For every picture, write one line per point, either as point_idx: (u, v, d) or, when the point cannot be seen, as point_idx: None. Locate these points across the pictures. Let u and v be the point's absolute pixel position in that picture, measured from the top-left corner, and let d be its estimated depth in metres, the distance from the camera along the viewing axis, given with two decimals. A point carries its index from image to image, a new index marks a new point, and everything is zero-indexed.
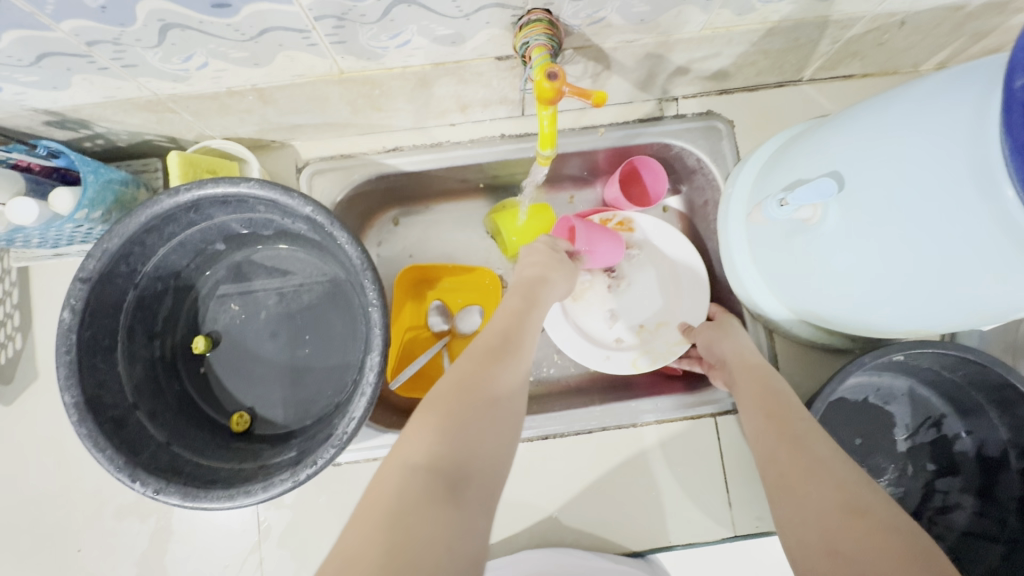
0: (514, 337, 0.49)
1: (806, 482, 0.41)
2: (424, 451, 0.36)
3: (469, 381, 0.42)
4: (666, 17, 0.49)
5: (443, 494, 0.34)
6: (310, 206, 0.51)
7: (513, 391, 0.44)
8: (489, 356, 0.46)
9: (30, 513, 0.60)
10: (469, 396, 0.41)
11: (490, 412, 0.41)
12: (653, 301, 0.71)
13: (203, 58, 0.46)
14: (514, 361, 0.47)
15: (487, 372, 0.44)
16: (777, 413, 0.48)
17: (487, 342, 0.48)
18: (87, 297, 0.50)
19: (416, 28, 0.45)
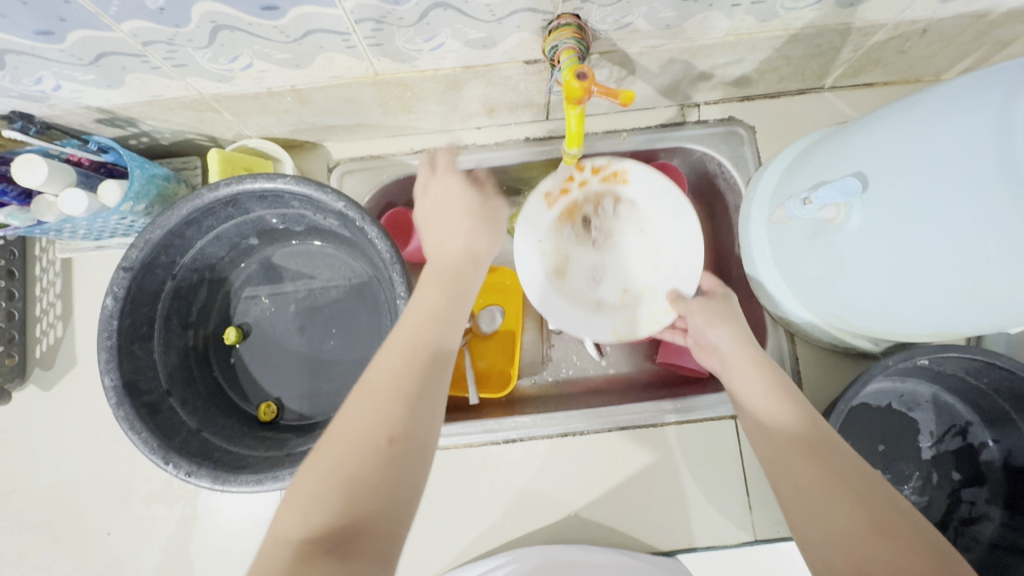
0: (425, 344, 0.43)
1: (828, 492, 0.40)
2: (302, 520, 0.35)
3: (356, 422, 0.39)
4: (690, 23, 0.50)
5: (321, 563, 0.32)
6: (342, 202, 0.53)
7: (417, 409, 0.40)
8: (385, 375, 0.41)
9: (63, 496, 0.62)
10: (360, 439, 0.38)
11: (386, 448, 0.38)
12: (641, 263, 0.64)
13: (248, 59, 0.48)
14: (421, 373, 0.42)
15: (379, 403, 0.40)
16: (786, 414, 0.46)
17: (385, 355, 0.43)
18: (128, 286, 0.53)
19: (450, 31, 0.47)
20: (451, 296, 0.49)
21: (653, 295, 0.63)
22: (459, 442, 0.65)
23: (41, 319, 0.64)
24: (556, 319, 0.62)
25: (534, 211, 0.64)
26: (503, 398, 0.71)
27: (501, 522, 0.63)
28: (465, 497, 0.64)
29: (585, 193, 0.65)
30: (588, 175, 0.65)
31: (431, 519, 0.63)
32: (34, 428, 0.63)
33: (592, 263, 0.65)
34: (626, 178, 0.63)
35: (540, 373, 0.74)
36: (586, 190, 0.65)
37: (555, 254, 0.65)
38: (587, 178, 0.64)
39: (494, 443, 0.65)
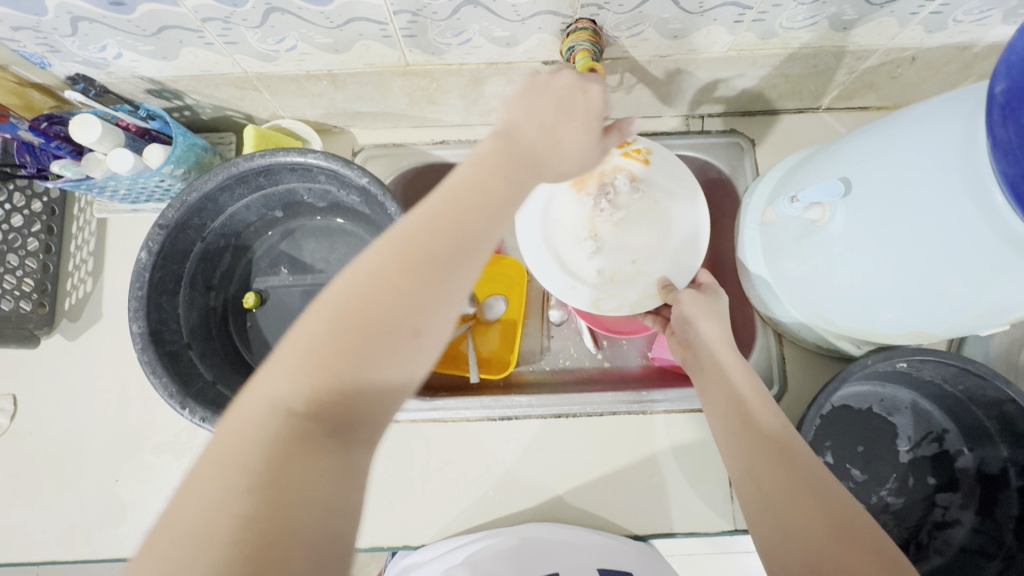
0: (476, 213, 0.36)
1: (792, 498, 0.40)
2: (301, 392, 0.31)
3: (378, 288, 0.33)
4: (697, 35, 0.55)
5: (319, 446, 0.30)
6: (366, 177, 0.57)
7: (451, 293, 0.34)
8: (423, 242, 0.34)
9: (77, 441, 0.65)
10: (389, 312, 0.32)
11: (406, 334, 0.33)
12: (641, 241, 0.68)
13: (293, 41, 0.53)
14: (465, 257, 0.35)
15: (409, 276, 0.33)
16: (754, 415, 0.47)
17: (421, 217, 0.35)
18: (160, 243, 0.57)
19: (477, 27, 0.52)
20: (508, 183, 0.38)
21: (646, 277, 0.67)
22: (458, 417, 0.67)
23: (73, 274, 0.68)
24: (546, 275, 0.66)
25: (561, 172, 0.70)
26: (501, 381, 0.74)
27: (492, 496, 0.65)
28: (459, 471, 0.66)
29: (605, 167, 0.70)
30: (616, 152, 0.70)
31: (424, 489, 0.66)
32: (55, 375, 0.66)
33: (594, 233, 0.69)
34: (647, 157, 0.69)
35: (538, 361, 0.77)
36: (609, 164, 0.70)
37: (562, 216, 0.70)
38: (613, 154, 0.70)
39: (490, 419, 0.68)
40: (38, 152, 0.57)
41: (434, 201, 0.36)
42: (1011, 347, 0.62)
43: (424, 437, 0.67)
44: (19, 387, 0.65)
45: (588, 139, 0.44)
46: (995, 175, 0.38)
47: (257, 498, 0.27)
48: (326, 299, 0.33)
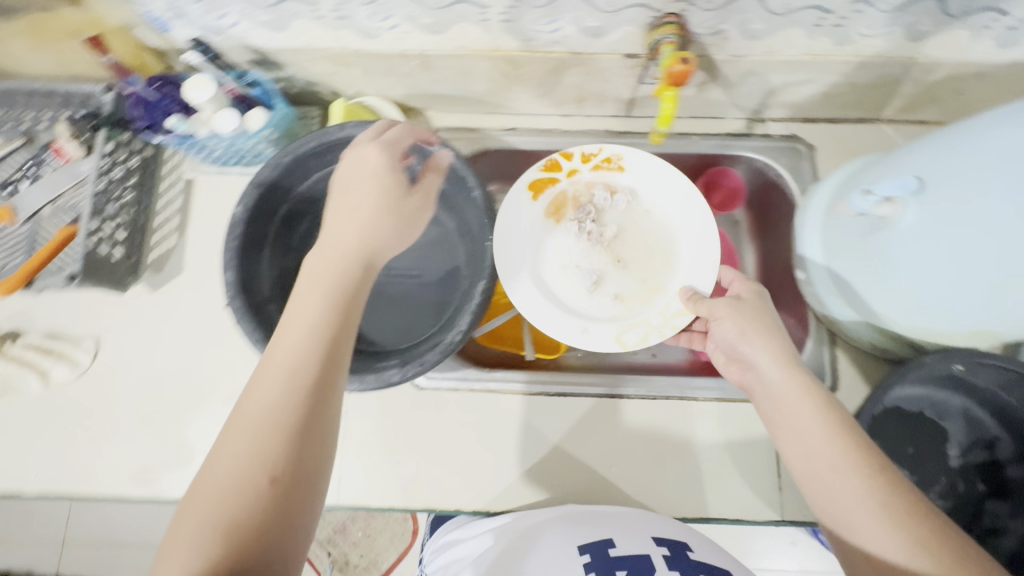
0: (323, 370, 0.44)
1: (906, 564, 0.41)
2: (186, 563, 0.35)
3: (239, 458, 0.39)
4: (774, 37, 0.58)
5: None
6: (448, 152, 0.61)
7: (330, 409, 0.43)
8: (279, 378, 0.43)
9: (153, 385, 0.69)
10: (245, 476, 0.39)
11: (294, 443, 0.40)
12: (644, 256, 0.71)
13: (397, 20, 0.57)
14: (331, 382, 0.44)
15: (270, 437, 0.40)
16: (853, 458, 0.45)
17: (273, 384, 0.42)
18: (254, 200, 0.61)
19: (571, 16, 0.56)
20: (344, 302, 0.47)
21: (663, 295, 0.68)
22: (513, 389, 0.70)
23: (160, 229, 0.72)
24: (558, 328, 0.67)
25: (528, 219, 0.71)
26: (552, 362, 0.76)
27: (543, 470, 0.67)
28: (512, 443, 0.68)
29: (577, 185, 0.72)
30: (585, 166, 0.71)
31: (478, 458, 0.68)
32: (138, 322, 0.70)
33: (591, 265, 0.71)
34: (620, 164, 0.71)
35: (587, 349, 0.79)
36: (579, 181, 0.72)
37: (551, 257, 0.71)
38: (581, 169, 0.71)
39: (546, 395, 0.70)
40: (153, 108, 0.62)
41: (285, 342, 0.45)
42: None
43: (478, 408, 0.70)
44: (103, 330, 0.70)
45: (377, 235, 0.52)
46: None
47: None
48: (214, 449, 0.41)
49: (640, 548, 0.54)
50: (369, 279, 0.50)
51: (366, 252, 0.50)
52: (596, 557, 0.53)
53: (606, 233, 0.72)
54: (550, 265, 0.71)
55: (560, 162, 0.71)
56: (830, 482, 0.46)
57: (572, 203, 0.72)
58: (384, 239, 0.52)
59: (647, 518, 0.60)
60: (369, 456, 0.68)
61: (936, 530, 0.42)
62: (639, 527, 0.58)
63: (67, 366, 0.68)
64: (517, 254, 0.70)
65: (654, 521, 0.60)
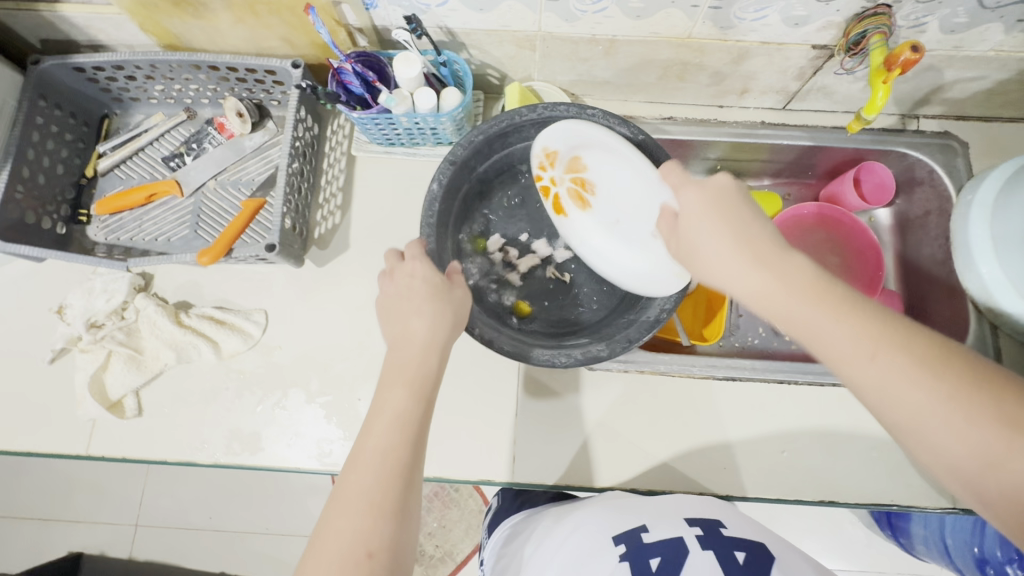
0: (404, 461, 0.46)
1: (938, 406, 0.37)
2: None
3: (334, 544, 0.42)
4: (971, 32, 0.60)
5: None
6: (642, 135, 0.62)
7: (415, 484, 0.47)
8: (372, 459, 0.46)
9: (323, 359, 0.69)
10: (345, 562, 0.41)
11: (388, 519, 0.44)
12: (635, 198, 0.62)
13: (607, 4, 0.58)
14: (414, 463, 0.47)
15: (362, 519, 0.43)
16: (865, 320, 0.40)
17: (361, 476, 0.45)
18: (448, 177, 0.62)
19: (781, 5, 0.57)
20: (423, 394, 0.50)
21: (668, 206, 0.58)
22: (681, 373, 0.71)
23: (324, 206, 0.73)
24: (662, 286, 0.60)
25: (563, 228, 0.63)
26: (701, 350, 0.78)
27: (711, 453, 0.69)
28: (679, 426, 0.70)
29: (564, 182, 0.63)
30: (552, 172, 0.62)
31: (646, 439, 0.69)
32: (308, 295, 0.71)
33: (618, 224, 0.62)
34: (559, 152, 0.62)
35: (728, 338, 0.81)
36: (566, 182, 0.63)
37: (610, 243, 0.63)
38: (555, 175, 0.62)
39: (712, 378, 0.71)
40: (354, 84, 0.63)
41: (376, 429, 0.48)
42: None
43: (644, 390, 0.71)
44: (271, 303, 0.70)
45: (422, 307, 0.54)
46: None
47: None
48: (325, 516, 0.44)
49: (673, 531, 0.58)
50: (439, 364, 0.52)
51: (435, 341, 0.53)
52: (631, 546, 0.57)
53: (603, 202, 0.63)
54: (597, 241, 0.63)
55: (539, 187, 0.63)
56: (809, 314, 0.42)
57: (579, 190, 0.63)
58: (454, 324, 0.54)
59: (690, 503, 0.63)
60: (537, 435, 0.70)
61: (964, 370, 0.38)
62: (676, 509, 0.61)
63: (239, 338, 0.68)
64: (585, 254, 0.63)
65: (702, 506, 0.62)
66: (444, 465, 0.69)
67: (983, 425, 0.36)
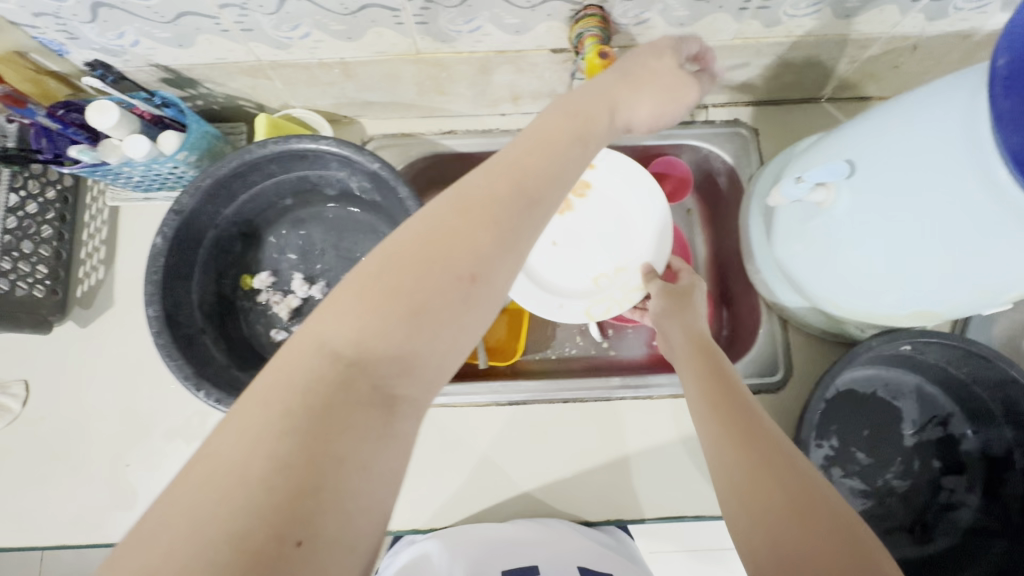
0: (494, 228, 0.36)
1: (749, 473, 0.39)
2: (320, 362, 0.32)
3: (352, 301, 0.33)
4: (702, 24, 0.56)
5: (333, 432, 0.30)
6: (377, 162, 0.58)
7: (435, 366, 0.34)
8: (372, 312, 0.33)
9: (90, 427, 0.66)
10: (378, 316, 0.33)
11: (373, 406, 0.31)
12: (580, 238, 0.72)
13: (307, 29, 0.54)
14: (448, 347, 0.35)
15: (415, 281, 0.34)
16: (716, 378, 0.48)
17: (422, 226, 0.36)
18: (175, 228, 0.57)
19: (488, 15, 0.53)
20: (496, 240, 0.36)
21: (624, 271, 0.69)
22: (466, 403, 0.68)
23: (85, 262, 0.69)
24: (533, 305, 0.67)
25: None
26: (508, 369, 0.76)
27: (499, 481, 0.67)
28: (467, 456, 0.67)
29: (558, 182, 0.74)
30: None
31: (431, 473, 0.67)
32: (72, 359, 0.67)
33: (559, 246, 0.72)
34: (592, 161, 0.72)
35: (545, 350, 0.78)
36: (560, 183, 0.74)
37: (532, 250, 0.72)
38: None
39: (499, 404, 0.69)
40: (56, 136, 0.57)
41: (372, 266, 0.34)
42: (1012, 332, 0.64)
43: (432, 422, 0.68)
44: (33, 372, 0.67)
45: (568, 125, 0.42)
46: (999, 154, 0.40)
47: (277, 481, 0.27)
48: (261, 380, 0.31)
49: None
50: (537, 220, 0.38)
51: (534, 187, 0.38)
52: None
53: (565, 221, 0.74)
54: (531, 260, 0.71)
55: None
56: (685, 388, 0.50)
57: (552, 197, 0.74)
58: (551, 172, 0.39)
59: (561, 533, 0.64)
60: None
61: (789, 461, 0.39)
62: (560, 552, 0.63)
63: None
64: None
65: (573, 545, 0.64)
66: None
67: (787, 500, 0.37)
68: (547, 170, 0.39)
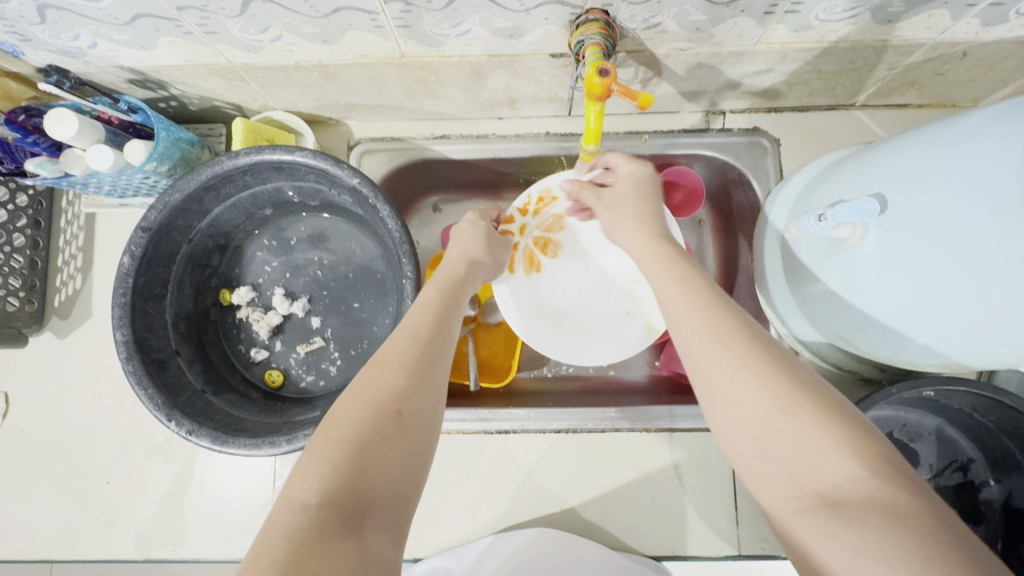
0: (431, 347, 0.42)
1: (741, 379, 0.34)
2: (318, 486, 0.33)
3: (329, 432, 0.36)
4: (721, 28, 0.50)
5: (338, 538, 0.31)
6: (357, 178, 0.53)
7: (391, 490, 0.35)
8: (324, 462, 0.34)
9: (69, 442, 0.64)
10: (360, 441, 0.35)
11: (345, 535, 0.31)
12: (592, 274, 0.65)
13: (278, 31, 0.49)
14: (406, 461, 0.36)
15: (376, 415, 0.36)
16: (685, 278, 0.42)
17: (371, 371, 0.39)
18: (144, 247, 0.54)
19: (477, 18, 0.47)
20: (419, 362, 0.41)
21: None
22: (451, 429, 0.65)
23: (62, 270, 0.67)
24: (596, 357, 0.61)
25: (516, 289, 0.62)
26: (500, 389, 0.72)
27: (486, 510, 0.64)
28: (454, 482, 0.65)
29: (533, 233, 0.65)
30: (529, 217, 0.64)
31: (417, 500, 0.65)
32: (51, 371, 0.66)
33: (570, 294, 0.64)
34: (555, 194, 0.64)
35: (541, 368, 0.74)
36: (533, 234, 0.65)
37: (556, 303, 0.64)
38: (531, 222, 0.64)
39: (487, 431, 0.65)
40: (15, 149, 0.55)
41: (335, 424, 0.36)
42: None
43: None
44: (13, 385, 0.65)
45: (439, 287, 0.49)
46: None
47: None
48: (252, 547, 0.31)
49: None
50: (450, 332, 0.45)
51: (437, 325, 0.44)
52: None
53: (564, 261, 0.65)
54: (554, 316, 0.63)
55: (507, 230, 0.63)
56: (686, 332, 0.38)
57: (538, 249, 0.64)
58: (444, 322, 0.45)
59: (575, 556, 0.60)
60: None
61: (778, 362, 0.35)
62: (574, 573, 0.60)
63: None
64: (515, 318, 0.61)
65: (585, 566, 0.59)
66: (191, 546, 0.62)
67: (780, 401, 0.32)
68: (439, 320, 0.45)
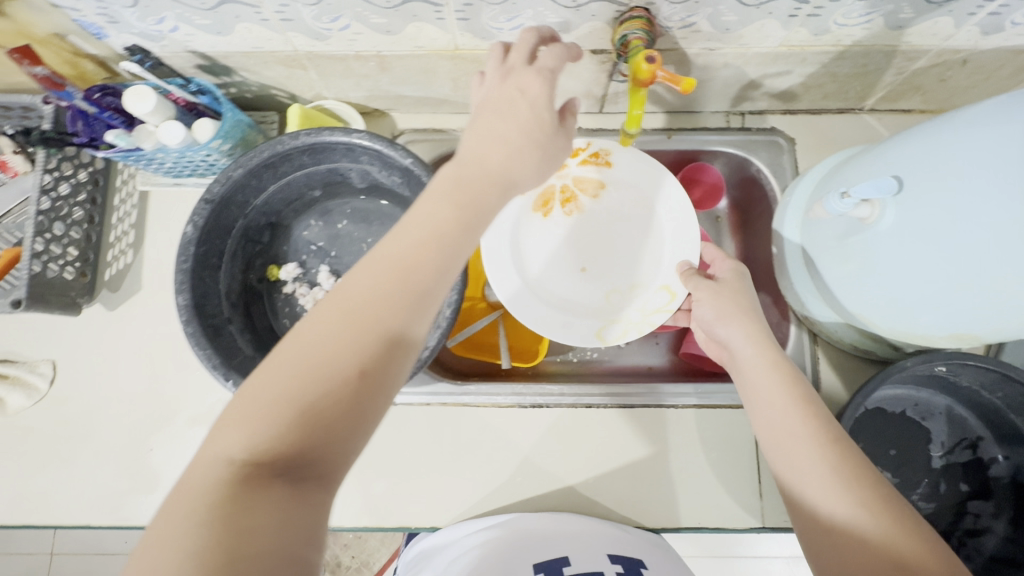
0: (409, 300, 0.38)
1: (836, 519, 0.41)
2: (246, 441, 0.33)
3: (264, 385, 0.35)
4: (749, 30, 0.55)
5: (263, 491, 0.31)
6: (410, 158, 0.57)
7: (329, 451, 0.34)
8: (264, 419, 0.34)
9: (114, 410, 0.66)
10: (299, 404, 0.34)
11: (273, 491, 0.32)
12: (590, 244, 0.69)
13: (347, 20, 0.53)
14: (350, 422, 0.35)
15: (335, 382, 0.35)
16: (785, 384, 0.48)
17: (330, 318, 0.37)
18: (206, 218, 0.57)
19: (531, 12, 0.52)
20: (394, 318, 0.37)
21: (643, 289, 0.67)
22: (486, 402, 0.69)
23: (114, 245, 0.70)
24: (535, 317, 0.64)
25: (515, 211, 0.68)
26: (529, 369, 0.75)
27: (519, 482, 0.66)
28: (487, 454, 0.67)
29: (565, 181, 0.70)
30: (574, 163, 0.69)
31: (451, 472, 0.67)
32: (99, 342, 0.68)
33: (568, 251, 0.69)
34: (609, 161, 0.69)
35: (566, 353, 0.77)
36: (565, 180, 0.70)
37: (533, 249, 0.68)
38: (571, 166, 0.69)
39: (520, 406, 0.69)
40: (93, 121, 0.58)
41: (284, 379, 0.35)
42: None
43: (453, 419, 0.68)
44: (61, 353, 0.67)
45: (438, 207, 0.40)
46: None
47: (206, 533, 0.29)
48: (179, 488, 0.32)
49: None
50: (435, 295, 0.39)
51: (423, 279, 0.38)
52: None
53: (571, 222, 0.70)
54: (530, 265, 0.68)
55: None
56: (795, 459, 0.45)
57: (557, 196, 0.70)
58: (440, 264, 0.39)
59: (605, 523, 0.62)
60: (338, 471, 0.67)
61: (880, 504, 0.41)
62: (599, 539, 0.60)
63: (23, 394, 0.65)
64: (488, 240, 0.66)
65: (613, 531, 0.61)
66: None
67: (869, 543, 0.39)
68: (441, 264, 0.39)
